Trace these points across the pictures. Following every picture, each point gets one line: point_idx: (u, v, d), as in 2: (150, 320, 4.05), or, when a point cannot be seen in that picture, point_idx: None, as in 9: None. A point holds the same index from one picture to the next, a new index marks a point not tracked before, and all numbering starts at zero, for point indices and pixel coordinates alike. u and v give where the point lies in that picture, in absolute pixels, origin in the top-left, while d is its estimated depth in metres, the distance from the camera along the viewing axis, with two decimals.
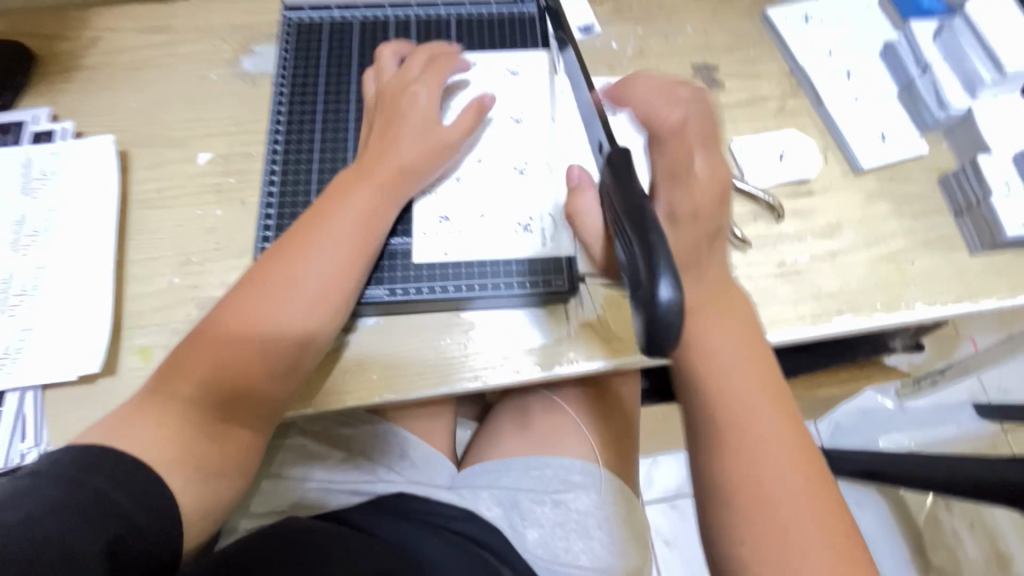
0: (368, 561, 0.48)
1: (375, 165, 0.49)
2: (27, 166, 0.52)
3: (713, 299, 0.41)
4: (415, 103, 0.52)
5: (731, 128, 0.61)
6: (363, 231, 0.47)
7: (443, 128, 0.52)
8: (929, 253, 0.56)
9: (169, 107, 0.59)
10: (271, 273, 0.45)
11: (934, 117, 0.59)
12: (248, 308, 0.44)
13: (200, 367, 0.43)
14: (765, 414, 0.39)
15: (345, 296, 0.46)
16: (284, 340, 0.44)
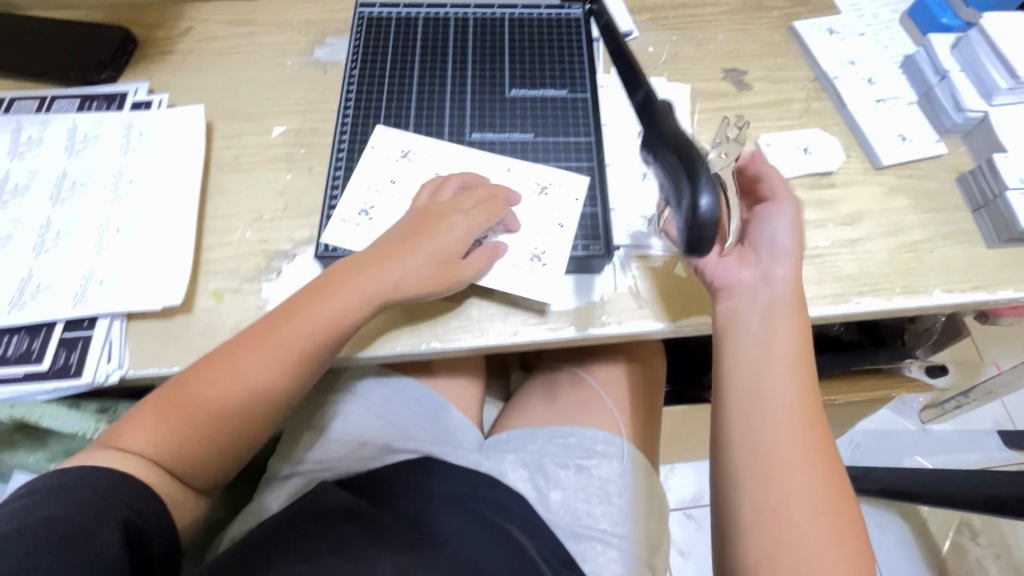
0: (381, 542, 0.51)
1: (368, 286, 0.49)
2: (128, 130, 0.60)
3: (766, 344, 0.46)
4: (443, 232, 0.51)
5: (758, 125, 0.65)
6: (317, 339, 0.48)
7: (450, 259, 0.51)
8: (946, 244, 0.59)
9: (249, 87, 0.66)
10: (236, 360, 0.48)
11: (952, 121, 0.63)
12: (205, 387, 0.47)
13: (163, 422, 0.47)
14: (791, 452, 0.42)
15: (274, 397, 0.49)
16: (216, 422, 0.47)
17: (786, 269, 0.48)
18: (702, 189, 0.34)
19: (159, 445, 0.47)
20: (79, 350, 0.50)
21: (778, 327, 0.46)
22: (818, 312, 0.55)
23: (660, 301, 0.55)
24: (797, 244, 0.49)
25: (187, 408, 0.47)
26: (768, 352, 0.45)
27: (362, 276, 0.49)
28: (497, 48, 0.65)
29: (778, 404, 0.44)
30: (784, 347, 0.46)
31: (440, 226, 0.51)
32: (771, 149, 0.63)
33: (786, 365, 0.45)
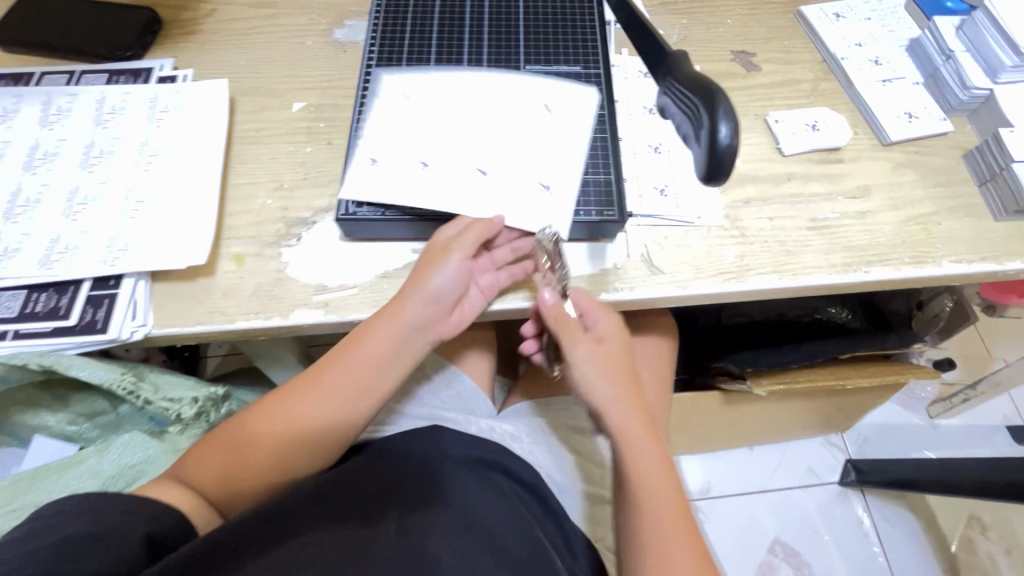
0: (396, 500, 0.49)
1: (394, 313, 0.51)
2: (154, 101, 0.62)
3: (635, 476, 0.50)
4: (444, 267, 0.51)
5: (767, 103, 0.66)
6: (342, 385, 0.51)
7: (457, 283, 0.52)
8: (954, 217, 0.60)
9: (269, 64, 0.67)
10: (277, 407, 0.51)
11: (958, 98, 0.64)
12: (247, 428, 0.50)
13: (213, 468, 0.49)
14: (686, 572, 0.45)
15: (312, 434, 0.51)
16: (262, 453, 0.50)
17: (628, 403, 0.52)
18: (723, 118, 0.36)
19: (211, 477, 0.49)
20: (104, 307, 0.52)
21: (636, 450, 0.50)
22: (828, 281, 0.56)
23: (672, 269, 0.56)
24: (621, 366, 0.53)
25: (238, 439, 0.50)
26: (635, 480, 0.50)
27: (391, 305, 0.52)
28: (512, 28, 0.67)
29: (648, 527, 0.48)
30: (647, 468, 0.50)
31: (447, 260, 0.51)
32: (780, 126, 0.64)
33: (650, 480, 0.50)
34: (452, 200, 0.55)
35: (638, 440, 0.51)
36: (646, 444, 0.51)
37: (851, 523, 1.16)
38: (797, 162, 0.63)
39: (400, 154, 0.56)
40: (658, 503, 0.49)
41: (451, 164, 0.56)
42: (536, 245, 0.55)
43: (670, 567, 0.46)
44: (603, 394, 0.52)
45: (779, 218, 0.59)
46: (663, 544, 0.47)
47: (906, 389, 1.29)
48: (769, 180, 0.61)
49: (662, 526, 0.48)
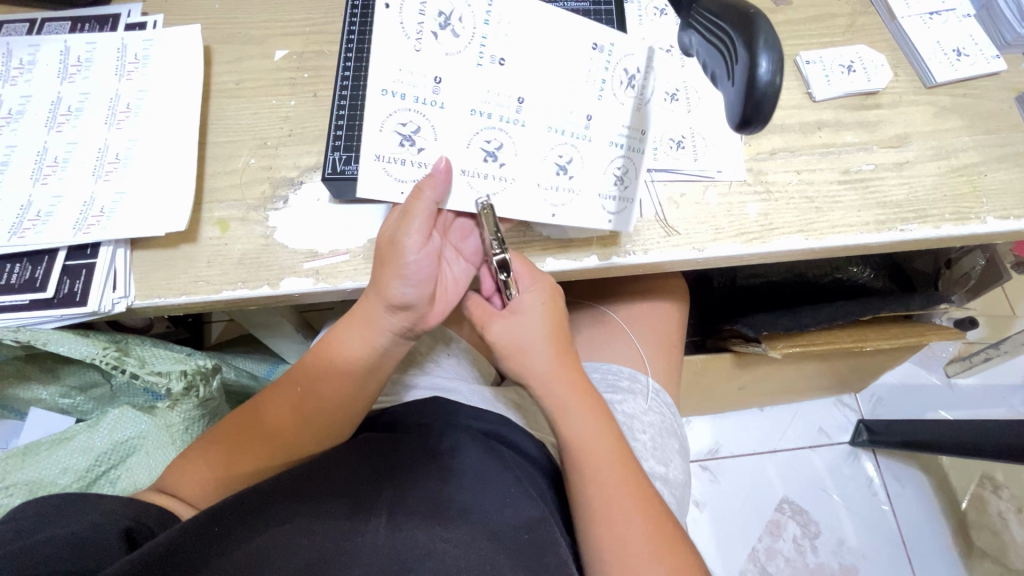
0: (387, 479, 0.45)
1: (373, 307, 0.48)
2: (122, 50, 0.56)
3: (582, 449, 0.48)
4: (405, 259, 0.46)
5: (799, 43, 0.60)
6: (330, 387, 0.50)
7: (422, 272, 0.47)
8: (1001, 168, 0.54)
9: (248, 7, 0.61)
10: (266, 406, 0.50)
11: (1015, 33, 0.57)
12: (232, 434, 0.48)
13: (196, 478, 0.45)
14: (634, 533, 0.45)
15: (303, 434, 0.49)
16: (249, 454, 0.48)
17: (558, 366, 0.49)
18: (765, 52, 0.31)
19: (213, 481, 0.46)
20: (82, 278, 0.49)
21: (572, 412, 0.49)
22: (859, 241, 0.52)
23: (689, 229, 0.52)
24: (565, 348, 0.50)
25: (246, 433, 0.48)
26: (575, 444, 0.48)
27: (369, 296, 0.48)
28: None
29: (595, 484, 0.47)
30: (585, 427, 0.48)
31: (406, 256, 0.46)
32: (812, 67, 0.57)
33: (589, 436, 0.48)
34: (524, 171, 0.49)
35: (572, 404, 0.49)
36: (580, 405, 0.49)
37: (862, 484, 1.16)
38: (829, 108, 0.57)
39: (448, 107, 0.47)
40: (603, 471, 0.47)
41: (521, 120, 0.48)
42: (606, 214, 0.50)
43: (620, 527, 0.45)
44: (538, 364, 0.49)
45: (808, 171, 0.54)
46: (609, 501, 0.46)
47: (925, 348, 1.26)
48: (798, 129, 0.56)
49: (608, 484, 0.47)
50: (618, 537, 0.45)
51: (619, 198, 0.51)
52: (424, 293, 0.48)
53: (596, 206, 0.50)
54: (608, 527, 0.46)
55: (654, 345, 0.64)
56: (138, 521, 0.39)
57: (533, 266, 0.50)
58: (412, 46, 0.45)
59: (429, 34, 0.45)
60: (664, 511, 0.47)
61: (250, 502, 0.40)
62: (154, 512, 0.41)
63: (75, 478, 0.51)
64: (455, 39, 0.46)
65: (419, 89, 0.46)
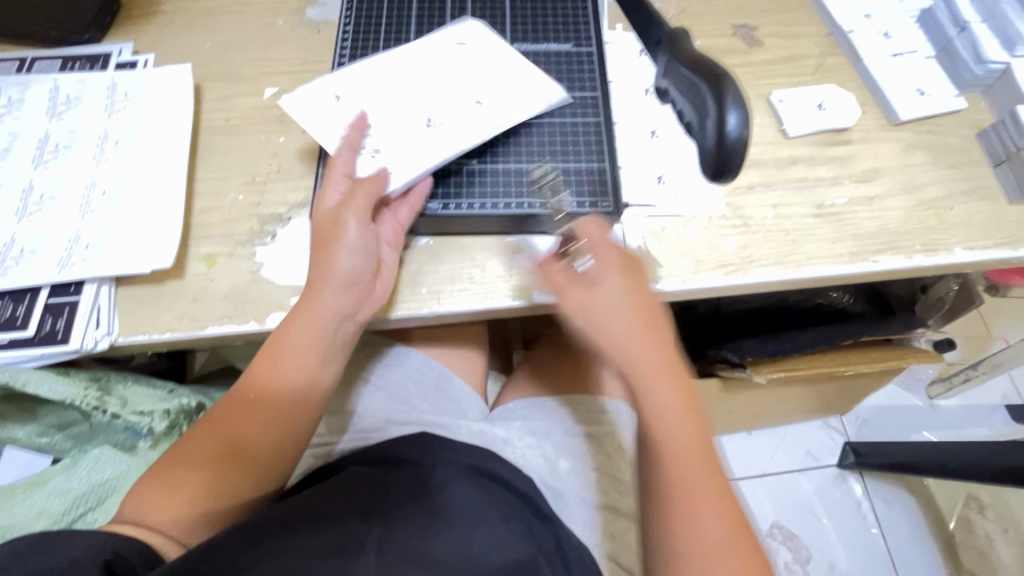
0: (375, 519, 0.44)
1: (318, 293, 0.48)
2: (112, 89, 0.57)
3: (659, 426, 0.45)
4: (345, 240, 0.48)
5: (771, 83, 0.63)
6: (275, 385, 0.48)
7: (359, 252, 0.48)
8: (966, 201, 0.57)
9: (241, 48, 0.63)
10: (216, 418, 0.48)
11: (973, 74, 0.61)
12: (187, 450, 0.47)
13: (165, 503, 0.44)
14: (711, 524, 0.42)
15: (257, 442, 0.48)
16: (206, 464, 0.46)
17: (655, 349, 0.46)
18: (732, 107, 0.34)
19: (189, 504, 0.45)
20: (65, 316, 0.48)
21: (660, 391, 0.45)
22: (834, 273, 0.53)
23: (670, 261, 0.53)
24: (650, 319, 0.46)
25: (201, 446, 0.47)
26: (653, 419, 0.45)
27: (313, 283, 0.48)
28: (497, 4, 0.62)
29: (657, 457, 0.45)
30: (670, 411, 0.45)
31: (346, 240, 0.48)
32: (784, 106, 0.60)
33: (668, 415, 0.45)
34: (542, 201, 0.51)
35: (663, 380, 0.45)
36: (668, 382, 0.45)
37: (850, 506, 1.16)
38: (802, 144, 0.59)
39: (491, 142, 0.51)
40: (686, 457, 0.44)
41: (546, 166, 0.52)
42: None
43: (694, 516, 0.42)
44: (636, 351, 0.45)
45: (783, 208, 0.56)
46: (685, 486, 0.43)
47: (906, 370, 1.28)
48: (772, 166, 0.58)
49: (676, 462, 0.44)
50: (688, 515, 0.43)
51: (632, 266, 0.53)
52: (365, 270, 0.49)
53: None
54: (681, 512, 0.43)
55: (641, 374, 0.64)
56: (116, 551, 0.39)
57: (607, 229, 0.49)
58: (473, 99, 0.53)
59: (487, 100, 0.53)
60: (744, 513, 0.44)
61: (231, 544, 0.39)
62: (135, 544, 0.41)
63: (48, 523, 0.49)
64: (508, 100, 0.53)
65: (467, 122, 0.52)
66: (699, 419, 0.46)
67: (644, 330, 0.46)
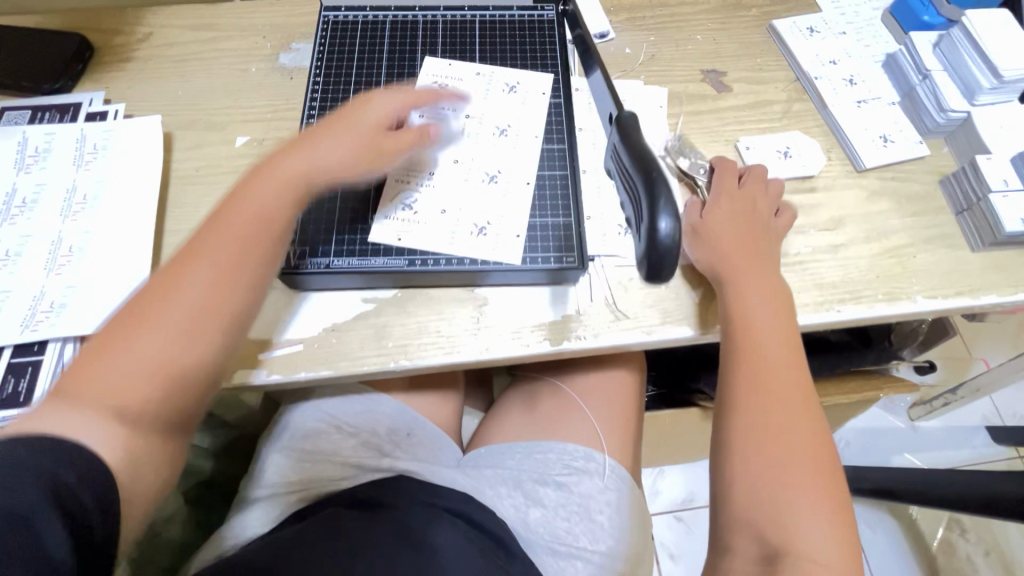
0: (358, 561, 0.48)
1: (291, 164, 0.47)
2: (81, 141, 0.57)
3: (740, 322, 0.50)
4: (368, 114, 0.51)
5: (738, 129, 0.64)
6: (255, 228, 0.45)
7: (369, 118, 0.50)
8: (929, 249, 0.58)
9: (213, 95, 0.64)
10: (147, 300, 0.41)
11: (935, 122, 0.62)
12: (124, 326, 0.41)
13: (107, 342, 0.40)
14: (788, 414, 0.46)
15: (222, 304, 0.43)
16: (156, 313, 0.41)
17: (763, 291, 0.51)
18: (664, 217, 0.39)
19: (131, 377, 0.39)
20: (27, 376, 0.48)
21: (757, 320, 0.49)
22: (798, 323, 0.54)
23: (637, 313, 0.54)
24: (751, 241, 0.53)
25: (142, 300, 0.41)
26: (748, 324, 0.49)
27: (292, 159, 0.47)
28: (466, 54, 0.63)
29: (745, 377, 0.47)
30: (772, 343, 0.48)
31: (371, 114, 0.50)
32: (751, 153, 0.61)
33: (768, 326, 0.49)
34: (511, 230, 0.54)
35: (750, 276, 0.51)
36: (756, 278, 0.51)
37: None
38: None
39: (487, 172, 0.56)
40: (792, 372, 0.48)
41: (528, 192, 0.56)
42: (590, 332, 0.53)
43: (772, 406, 0.46)
44: (749, 293, 0.50)
45: None
46: (773, 390, 0.47)
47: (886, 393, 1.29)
48: None
49: (764, 388, 0.47)
50: (763, 440, 0.45)
51: (597, 318, 0.53)
52: (354, 158, 0.49)
53: (574, 318, 0.53)
54: (753, 400, 0.47)
55: (610, 420, 0.65)
56: (59, 479, 0.35)
57: (751, 179, 0.57)
58: (499, 128, 0.58)
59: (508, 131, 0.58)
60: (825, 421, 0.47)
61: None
62: (88, 473, 0.36)
63: None
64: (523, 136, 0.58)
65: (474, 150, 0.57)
66: (796, 340, 0.49)
67: (749, 205, 0.55)
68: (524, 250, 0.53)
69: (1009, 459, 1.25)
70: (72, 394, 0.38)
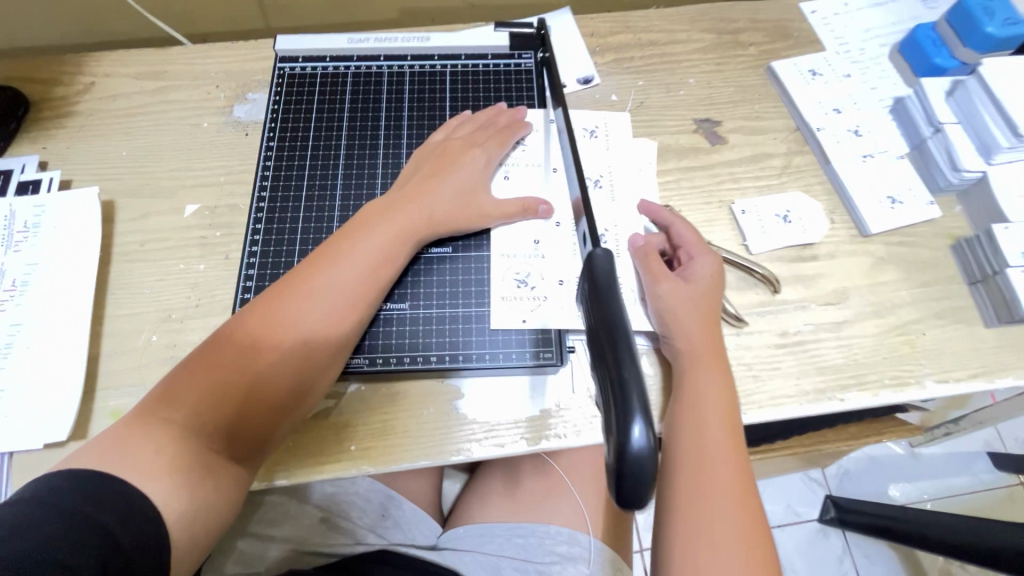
0: None
1: (381, 210, 0.49)
2: (10, 218, 0.52)
3: (688, 403, 0.46)
4: (471, 162, 0.53)
5: (734, 188, 0.58)
6: (364, 269, 0.46)
7: (480, 169, 0.53)
8: (940, 325, 0.53)
9: (160, 155, 0.58)
10: (245, 334, 0.42)
11: (948, 180, 0.57)
12: (233, 339, 0.42)
13: (192, 386, 0.40)
14: (726, 518, 0.42)
15: (324, 348, 0.44)
16: (266, 343, 0.42)
17: (716, 378, 0.46)
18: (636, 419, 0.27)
19: (212, 422, 0.40)
20: None
21: (705, 413, 0.45)
22: (799, 414, 0.49)
23: None
24: (710, 317, 0.48)
25: (238, 337, 0.42)
26: (688, 418, 0.45)
27: (384, 202, 0.49)
28: (435, 111, 0.58)
29: (685, 479, 0.44)
30: (716, 441, 0.44)
31: (467, 163, 0.52)
32: (747, 218, 0.56)
33: (715, 416, 0.45)
34: (523, 303, 0.51)
35: (701, 363, 0.47)
36: (709, 367, 0.47)
37: (829, 560, 1.12)
38: (766, 262, 0.55)
39: (517, 230, 0.54)
40: (733, 468, 0.44)
41: (544, 256, 0.53)
42: (574, 428, 0.48)
43: (709, 508, 0.42)
44: (702, 383, 0.46)
45: (745, 339, 0.52)
46: (713, 490, 0.43)
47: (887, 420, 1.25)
48: (732, 290, 0.54)
49: (704, 491, 0.43)
50: (700, 552, 0.41)
51: (584, 413, 0.49)
52: (462, 202, 0.51)
53: (556, 417, 0.49)
54: (692, 500, 0.43)
55: (600, 501, 0.59)
56: (92, 519, 0.33)
57: (699, 233, 0.52)
58: (549, 170, 0.56)
59: (549, 183, 0.56)
60: (765, 525, 0.43)
61: None
62: (127, 514, 0.35)
63: None
64: (561, 189, 0.55)
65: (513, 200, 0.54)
66: (738, 432, 0.45)
67: (711, 269, 0.50)
68: (499, 343, 0.50)
69: (1011, 487, 1.20)
70: (144, 428, 0.38)
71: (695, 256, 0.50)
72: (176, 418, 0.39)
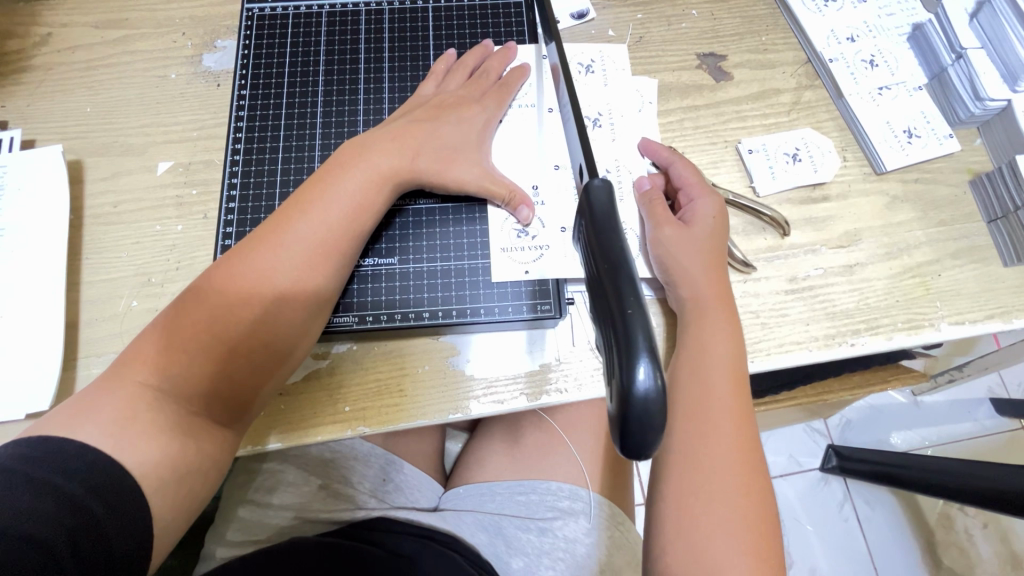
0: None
1: (361, 155, 0.45)
2: None
3: (694, 353, 0.44)
4: (459, 108, 0.49)
5: (741, 127, 0.55)
6: (340, 219, 0.43)
7: (468, 114, 0.49)
8: (956, 265, 0.51)
9: (128, 110, 0.54)
10: (217, 289, 0.40)
11: (968, 112, 0.53)
12: (205, 294, 0.40)
13: (166, 344, 0.38)
14: (727, 468, 0.41)
15: (299, 304, 0.41)
16: (236, 297, 0.40)
17: (723, 328, 0.44)
18: (642, 359, 0.25)
19: (186, 382, 0.38)
20: None
21: (710, 365, 0.43)
22: (807, 360, 0.48)
23: None
24: (715, 263, 0.46)
25: (211, 291, 0.40)
26: (693, 369, 0.44)
27: (363, 147, 0.46)
28: (418, 50, 0.54)
29: (687, 432, 0.42)
30: (721, 393, 0.43)
31: (454, 109, 0.49)
32: (755, 157, 0.53)
33: (721, 367, 0.43)
34: (523, 254, 0.48)
35: (709, 313, 0.44)
36: (716, 318, 0.44)
37: (831, 509, 1.13)
38: (774, 205, 0.52)
39: (514, 175, 0.50)
40: (737, 418, 0.42)
41: (542, 202, 0.50)
42: (575, 382, 0.47)
43: (709, 458, 0.41)
44: (707, 334, 0.44)
45: (752, 286, 0.50)
46: (716, 441, 0.41)
47: None
48: (737, 234, 0.51)
49: (705, 442, 0.42)
50: (699, 506, 0.40)
51: (585, 366, 0.47)
52: (447, 149, 0.47)
53: (556, 371, 0.47)
54: (693, 451, 0.41)
55: (600, 455, 0.57)
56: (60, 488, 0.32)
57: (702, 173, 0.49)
58: (545, 109, 0.53)
59: (543, 125, 0.52)
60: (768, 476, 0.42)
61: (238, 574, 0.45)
62: (103, 483, 0.34)
63: None
64: (557, 132, 0.52)
65: (509, 145, 0.51)
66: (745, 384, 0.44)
67: (714, 212, 0.47)
68: (494, 297, 0.48)
69: (1012, 432, 1.20)
70: (114, 391, 0.37)
71: (697, 197, 0.48)
72: (149, 379, 0.38)
